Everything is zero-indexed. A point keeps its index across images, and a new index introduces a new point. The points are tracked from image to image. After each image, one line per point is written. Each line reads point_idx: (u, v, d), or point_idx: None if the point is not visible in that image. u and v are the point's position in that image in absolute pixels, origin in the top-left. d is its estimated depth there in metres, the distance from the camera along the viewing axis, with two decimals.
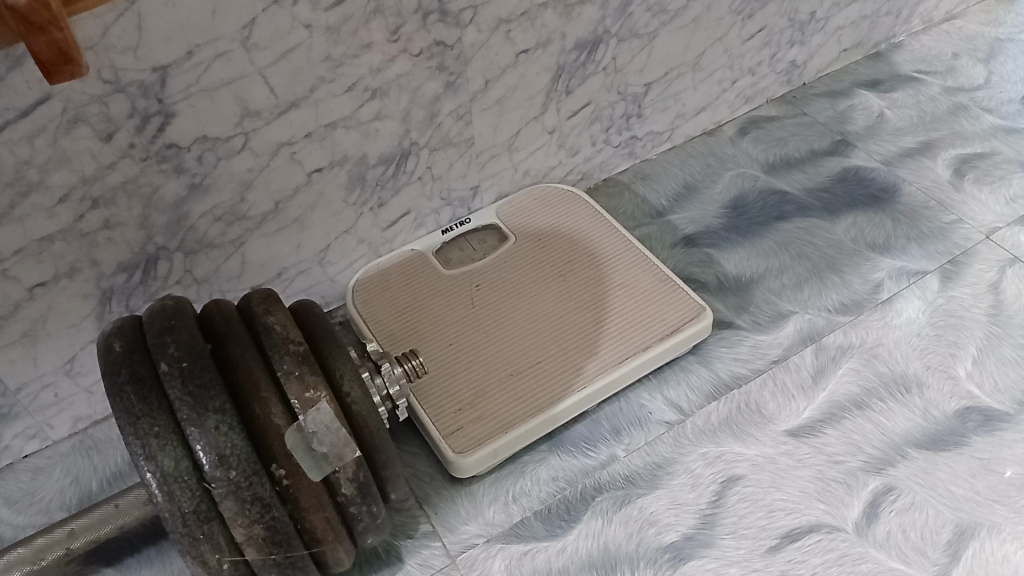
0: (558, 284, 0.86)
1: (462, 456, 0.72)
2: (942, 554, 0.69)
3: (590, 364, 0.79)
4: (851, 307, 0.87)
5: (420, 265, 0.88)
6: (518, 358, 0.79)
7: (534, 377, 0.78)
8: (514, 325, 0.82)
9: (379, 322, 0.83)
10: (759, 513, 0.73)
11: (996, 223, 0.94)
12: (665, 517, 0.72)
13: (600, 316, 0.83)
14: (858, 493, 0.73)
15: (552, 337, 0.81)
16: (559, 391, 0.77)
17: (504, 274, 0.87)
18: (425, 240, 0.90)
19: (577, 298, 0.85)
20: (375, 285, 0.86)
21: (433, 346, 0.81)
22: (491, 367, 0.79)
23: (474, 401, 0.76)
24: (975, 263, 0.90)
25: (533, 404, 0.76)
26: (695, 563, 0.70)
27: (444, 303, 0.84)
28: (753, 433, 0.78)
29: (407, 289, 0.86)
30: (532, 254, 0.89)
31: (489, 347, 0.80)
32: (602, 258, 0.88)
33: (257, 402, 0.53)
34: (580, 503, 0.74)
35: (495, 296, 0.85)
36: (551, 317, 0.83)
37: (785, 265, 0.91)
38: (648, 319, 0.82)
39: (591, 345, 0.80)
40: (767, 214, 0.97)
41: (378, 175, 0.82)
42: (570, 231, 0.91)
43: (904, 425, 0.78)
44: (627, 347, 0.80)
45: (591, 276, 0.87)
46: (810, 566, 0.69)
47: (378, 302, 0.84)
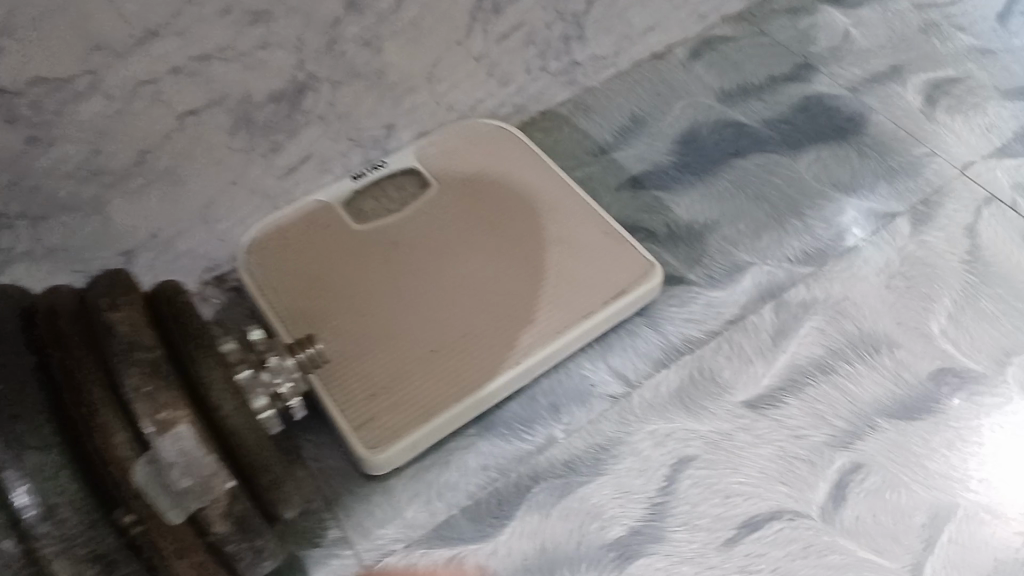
0: (487, 240, 0.75)
1: (379, 453, 0.62)
2: (916, 541, 0.62)
3: (523, 335, 0.69)
4: (814, 256, 0.78)
5: (327, 220, 0.76)
6: (441, 331, 0.69)
7: (460, 354, 0.68)
8: (437, 291, 0.71)
9: (278, 294, 0.71)
10: (714, 500, 0.65)
11: (970, 157, 0.85)
12: (610, 508, 0.64)
13: (535, 277, 0.72)
14: (823, 472, 0.66)
15: (480, 305, 0.70)
16: (488, 369, 0.67)
17: (424, 229, 0.76)
18: (331, 189, 0.78)
19: (509, 256, 0.74)
20: (273, 248, 0.74)
21: (342, 317, 0.69)
22: (410, 343, 0.68)
23: (390, 385, 0.66)
24: (948, 203, 0.81)
25: (460, 387, 0.66)
26: (642, 561, 0.62)
27: (356, 265, 0.73)
28: (708, 406, 0.69)
29: (312, 249, 0.74)
30: (456, 204, 0.78)
31: (408, 319, 0.70)
32: (537, 206, 0.77)
33: (94, 431, 0.42)
34: (513, 496, 0.65)
35: (415, 255, 0.74)
36: (479, 280, 0.72)
37: (741, 209, 0.82)
38: (590, 279, 0.72)
39: (524, 313, 0.70)
40: (721, 149, 0.87)
41: (269, 116, 0.69)
42: (500, 176, 0.80)
43: (873, 392, 0.70)
44: (565, 314, 0.70)
45: (524, 230, 0.75)
46: (771, 559, 0.62)
47: (277, 269, 0.72)
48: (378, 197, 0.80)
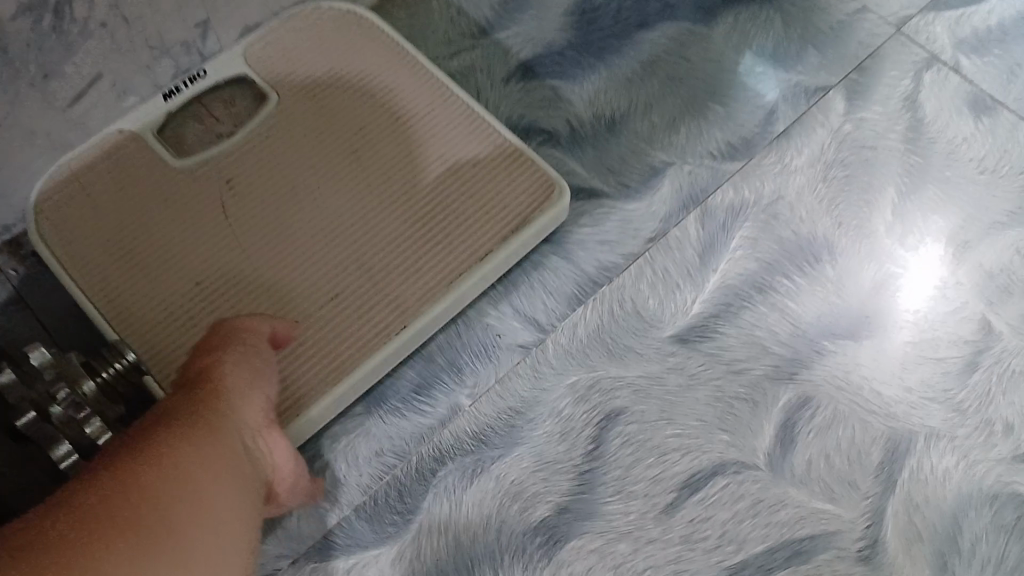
0: (349, 172, 0.60)
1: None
2: (873, 483, 0.55)
3: (407, 288, 0.56)
4: (740, 148, 0.66)
5: (141, 160, 0.60)
6: (302, 294, 0.55)
7: (330, 322, 0.55)
8: (290, 244, 0.57)
9: (87, 268, 0.56)
10: (649, 460, 0.56)
11: (907, 10, 0.73)
12: (531, 486, 0.55)
13: (412, 215, 0.58)
14: (768, 413, 0.57)
15: (348, 254, 0.57)
16: (365, 342, 0.54)
17: (267, 157, 0.60)
18: (139, 116, 0.61)
19: (378, 186, 0.59)
20: (74, 205, 0.58)
21: (173, 291, 0.55)
22: (265, 313, 0.55)
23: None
24: (885, 68, 0.71)
25: (335, 365, 0.53)
26: (573, 545, 0.53)
27: (183, 219, 0.58)
28: (634, 346, 0.59)
29: (123, 200, 0.58)
30: (306, 120, 0.62)
31: (259, 282, 0.56)
32: (407, 119, 0.62)
33: None
34: (417, 487, 0.55)
35: (258, 197, 0.59)
36: (342, 225, 0.58)
37: (653, 95, 0.69)
38: (479, 211, 0.58)
39: (404, 259, 0.57)
40: (625, 20, 0.72)
41: (28, 31, 0.50)
42: (357, 79, 0.63)
43: (816, 308, 0.61)
44: (452, 259, 0.57)
45: (394, 149, 0.61)
46: (718, 523, 0.54)
47: (82, 233, 0.57)
48: (206, 116, 0.64)
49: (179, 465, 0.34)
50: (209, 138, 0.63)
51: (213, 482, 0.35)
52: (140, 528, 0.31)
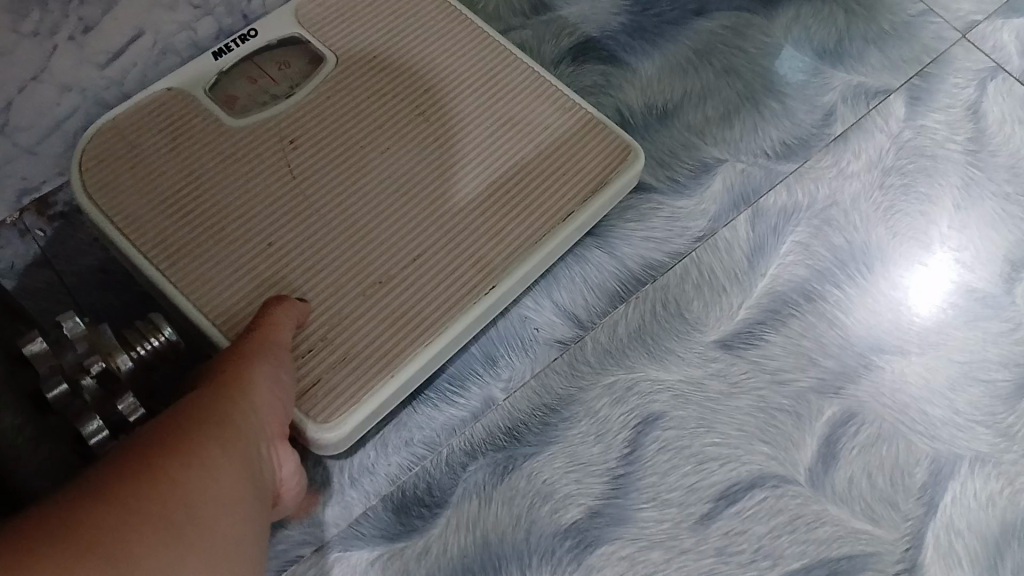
0: (418, 126, 0.55)
1: (334, 430, 0.46)
2: (915, 505, 0.54)
3: (493, 248, 0.51)
4: (796, 148, 0.64)
5: (191, 113, 0.55)
6: (380, 252, 0.51)
7: (412, 283, 0.50)
8: (363, 199, 0.52)
9: (142, 227, 0.50)
10: (686, 467, 0.54)
11: (975, 13, 0.71)
12: (563, 487, 0.53)
13: (490, 171, 0.54)
14: (811, 426, 0.55)
15: (427, 213, 0.52)
16: (453, 300, 0.50)
17: (330, 110, 0.55)
18: (188, 72, 0.56)
19: (452, 142, 0.55)
20: (122, 160, 0.52)
21: (240, 252, 0.50)
22: (340, 274, 0.50)
23: (325, 336, 0.48)
24: (950, 73, 0.68)
25: (423, 327, 0.49)
26: (604, 550, 0.52)
27: (244, 176, 0.53)
28: (675, 348, 0.57)
29: (174, 158, 0.53)
30: (369, 71, 0.57)
31: (331, 242, 0.51)
32: (473, 74, 0.58)
33: None
34: (446, 480, 0.53)
35: (323, 153, 0.54)
36: (418, 181, 0.53)
37: (707, 86, 0.66)
38: (560, 168, 0.54)
39: (488, 219, 0.52)
40: (682, 5, 0.70)
41: None
42: (416, 31, 0.59)
43: (866, 320, 0.59)
44: (538, 218, 0.53)
45: (465, 104, 0.56)
46: (753, 537, 0.52)
47: (133, 189, 0.52)
48: (257, 74, 0.60)
49: (202, 459, 0.33)
50: (261, 97, 0.59)
51: (228, 461, 0.34)
52: (174, 535, 0.29)
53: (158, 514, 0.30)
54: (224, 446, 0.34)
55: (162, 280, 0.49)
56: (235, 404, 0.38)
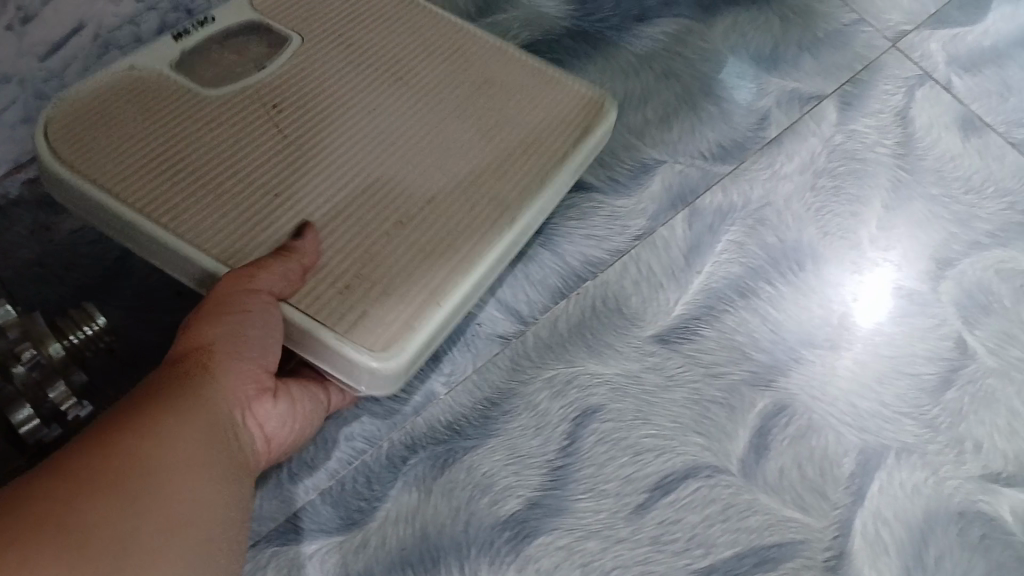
0: (405, 85, 0.53)
1: (396, 357, 0.43)
2: (844, 494, 0.55)
3: (508, 182, 0.50)
4: (732, 150, 0.66)
5: (162, 92, 0.51)
6: (394, 197, 0.48)
7: (435, 218, 0.48)
8: (366, 151, 0.50)
9: (136, 198, 0.46)
10: (622, 459, 0.55)
11: (904, 24, 0.74)
12: (502, 478, 0.54)
13: (486, 121, 0.53)
14: (743, 419, 0.57)
15: (435, 155, 0.50)
16: (478, 232, 0.48)
17: (310, 67, 0.53)
18: (152, 52, 0.52)
19: (441, 93, 0.54)
20: (96, 135, 0.48)
21: (245, 207, 0.47)
22: (359, 215, 0.47)
23: (359, 272, 0.45)
24: (880, 80, 0.71)
25: (457, 256, 0.47)
26: (541, 541, 0.52)
27: (236, 138, 0.49)
28: (613, 343, 0.59)
29: (153, 131, 0.49)
30: (341, 29, 0.55)
31: (339, 192, 0.48)
32: (446, 36, 0.57)
33: None
34: (386, 473, 0.54)
35: (315, 111, 0.51)
36: (419, 134, 0.51)
37: (647, 90, 0.68)
38: (550, 113, 0.54)
39: (497, 159, 0.51)
40: (624, 11, 0.72)
41: None
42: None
43: (797, 316, 0.61)
44: (542, 156, 0.52)
45: (445, 60, 0.56)
46: (686, 527, 0.53)
47: (116, 160, 0.47)
48: (226, 51, 0.55)
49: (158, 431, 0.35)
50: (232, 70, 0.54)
51: (184, 431, 0.36)
52: (120, 489, 0.31)
53: (115, 453, 0.32)
54: (173, 418, 0.36)
55: (175, 244, 0.45)
56: (205, 370, 0.40)
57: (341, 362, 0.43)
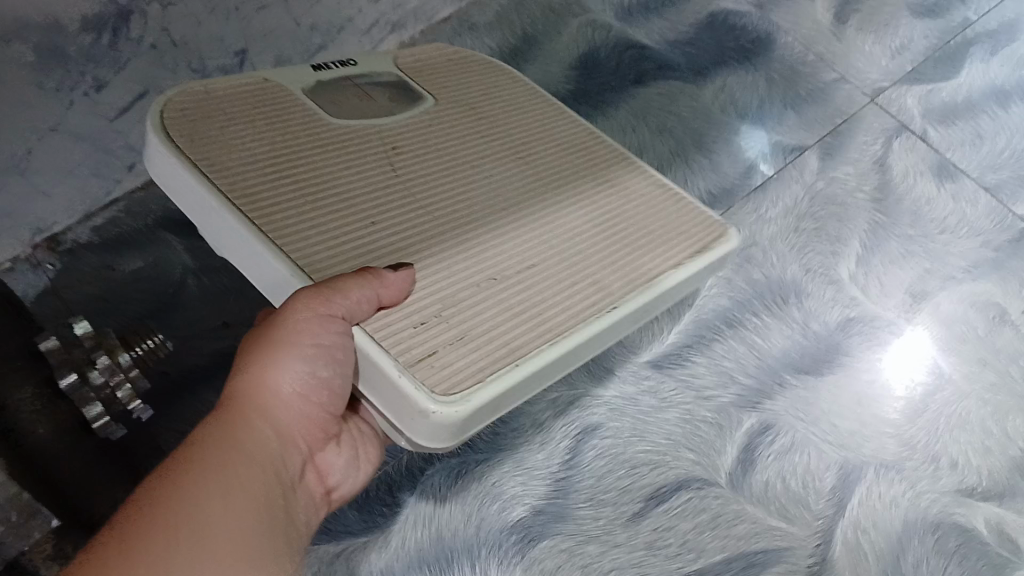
0: (520, 164, 0.52)
1: (458, 405, 0.38)
2: (826, 505, 0.60)
3: (614, 271, 0.47)
4: (721, 196, 0.73)
5: (289, 107, 0.50)
6: (495, 252, 0.45)
7: (531, 282, 0.45)
8: (471, 207, 0.48)
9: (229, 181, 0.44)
10: (619, 471, 0.60)
11: (882, 81, 0.81)
12: (510, 487, 0.59)
13: (593, 210, 0.51)
14: (731, 436, 0.62)
15: (541, 225, 0.48)
16: (572, 309, 0.44)
17: (434, 124, 0.53)
18: (287, 72, 0.53)
19: (557, 176, 0.53)
20: (216, 116, 0.47)
21: (330, 228, 0.43)
22: (460, 260, 0.44)
23: (440, 311, 0.41)
24: (859, 132, 0.77)
25: (551, 325, 0.43)
26: (546, 543, 0.57)
27: (345, 164, 0.47)
28: (613, 368, 0.64)
29: (267, 138, 0.47)
30: (472, 108, 0.56)
31: (440, 235, 0.45)
32: (569, 140, 0.57)
33: None
34: (406, 482, 0.59)
35: (423, 160, 0.50)
36: (525, 201, 0.49)
37: (643, 143, 0.75)
38: (660, 222, 0.52)
39: (605, 240, 0.49)
40: (623, 74, 0.79)
41: (86, 46, 0.55)
42: (511, 100, 0.58)
43: (782, 344, 0.66)
44: (650, 257, 0.49)
45: (568, 152, 0.55)
46: (679, 533, 0.58)
47: (221, 150, 0.46)
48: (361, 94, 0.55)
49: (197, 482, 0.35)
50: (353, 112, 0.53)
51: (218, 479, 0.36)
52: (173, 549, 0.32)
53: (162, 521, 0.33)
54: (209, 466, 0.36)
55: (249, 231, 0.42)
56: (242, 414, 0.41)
57: (396, 396, 0.39)
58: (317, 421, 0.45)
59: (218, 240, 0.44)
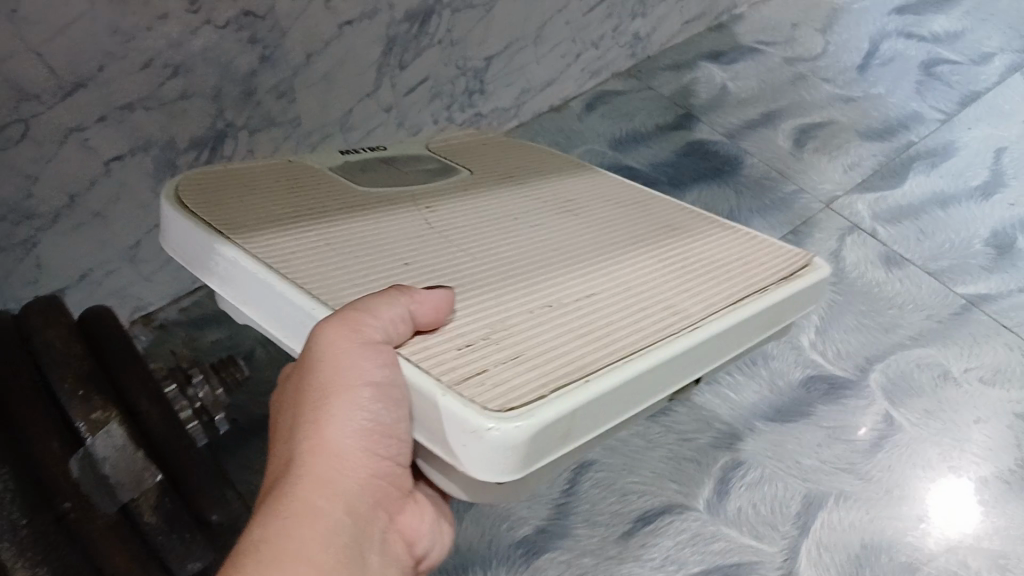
0: (569, 223, 0.56)
1: (517, 417, 0.36)
2: (792, 527, 0.69)
3: (682, 300, 0.47)
4: None
5: (318, 181, 0.59)
6: (550, 288, 0.47)
7: (587, 308, 0.45)
8: (517, 254, 0.51)
9: (248, 228, 0.50)
10: (612, 498, 0.71)
11: (836, 190, 0.96)
12: (518, 510, 0.70)
13: (652, 251, 0.53)
14: (708, 470, 0.72)
15: (596, 264, 0.50)
16: (642, 330, 0.44)
17: (474, 193, 0.60)
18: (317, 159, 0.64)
19: (610, 230, 0.56)
20: (245, 188, 0.56)
21: (337, 267, 0.47)
22: (515, 296, 0.45)
23: (487, 336, 0.41)
24: (817, 231, 0.92)
25: (617, 342, 0.42)
26: (548, 556, 0.67)
27: (379, 220, 0.53)
28: None
29: (294, 203, 0.55)
30: (517, 187, 0.63)
31: (488, 279, 0.47)
32: (617, 201, 0.62)
33: (36, 434, 0.50)
34: None
35: (460, 218, 0.55)
36: (572, 248, 0.52)
37: None
38: (729, 260, 0.53)
39: (666, 273, 0.50)
40: None
41: (190, 162, 0.73)
42: (556, 181, 0.65)
43: (753, 398, 0.78)
44: (722, 286, 0.49)
45: (618, 215, 0.59)
46: (663, 549, 0.68)
47: (237, 206, 0.53)
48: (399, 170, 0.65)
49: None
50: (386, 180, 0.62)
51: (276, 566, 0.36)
52: None
53: None
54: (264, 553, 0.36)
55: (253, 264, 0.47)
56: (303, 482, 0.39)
57: (446, 420, 0.37)
58: (386, 482, 0.42)
59: (230, 280, 0.48)
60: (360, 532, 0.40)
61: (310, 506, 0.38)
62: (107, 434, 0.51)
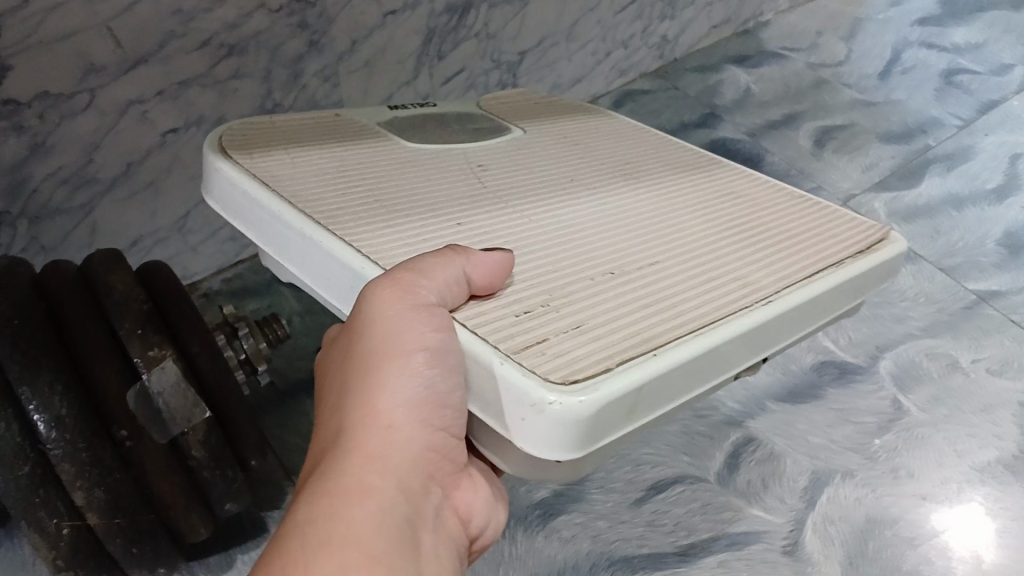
0: (627, 192, 0.57)
1: (582, 392, 0.36)
2: (799, 500, 0.72)
3: (751, 273, 0.48)
4: None
5: (365, 137, 0.61)
6: (613, 257, 0.47)
7: (652, 278, 0.46)
8: (578, 221, 0.52)
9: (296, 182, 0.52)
10: (626, 467, 0.74)
11: (854, 189, 0.99)
12: None
13: (715, 224, 0.54)
14: (721, 445, 0.76)
15: (659, 236, 0.51)
16: (711, 301, 0.44)
17: (529, 163, 0.60)
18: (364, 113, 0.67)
19: (669, 202, 0.56)
20: (296, 139, 0.58)
21: (385, 219, 0.49)
22: (576, 263, 0.46)
23: (546, 302, 0.42)
24: None
25: (684, 313, 0.43)
26: (564, 517, 0.70)
27: (431, 182, 0.55)
28: None
29: (343, 159, 0.57)
30: (570, 154, 0.64)
31: (550, 245, 0.48)
32: (673, 169, 0.63)
33: (98, 367, 0.54)
34: None
35: (516, 185, 0.56)
36: (633, 219, 0.53)
37: None
38: (795, 236, 0.54)
39: (729, 245, 0.51)
40: None
41: None
42: (609, 146, 0.66)
43: (766, 380, 0.81)
44: (791, 260, 0.50)
45: (676, 185, 0.60)
46: (674, 515, 0.71)
47: (284, 159, 0.55)
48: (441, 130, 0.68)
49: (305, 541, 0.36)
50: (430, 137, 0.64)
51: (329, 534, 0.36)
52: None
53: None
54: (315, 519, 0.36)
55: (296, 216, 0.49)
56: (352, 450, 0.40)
57: (505, 391, 0.38)
58: (437, 453, 0.42)
59: (274, 234, 0.50)
60: (414, 508, 0.40)
61: (361, 482, 0.38)
62: (161, 372, 0.54)
